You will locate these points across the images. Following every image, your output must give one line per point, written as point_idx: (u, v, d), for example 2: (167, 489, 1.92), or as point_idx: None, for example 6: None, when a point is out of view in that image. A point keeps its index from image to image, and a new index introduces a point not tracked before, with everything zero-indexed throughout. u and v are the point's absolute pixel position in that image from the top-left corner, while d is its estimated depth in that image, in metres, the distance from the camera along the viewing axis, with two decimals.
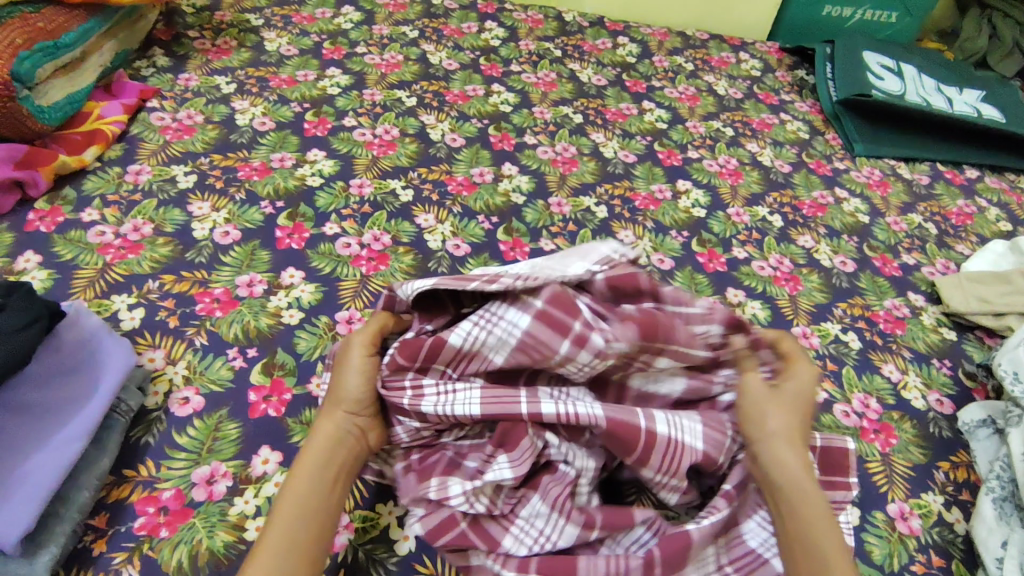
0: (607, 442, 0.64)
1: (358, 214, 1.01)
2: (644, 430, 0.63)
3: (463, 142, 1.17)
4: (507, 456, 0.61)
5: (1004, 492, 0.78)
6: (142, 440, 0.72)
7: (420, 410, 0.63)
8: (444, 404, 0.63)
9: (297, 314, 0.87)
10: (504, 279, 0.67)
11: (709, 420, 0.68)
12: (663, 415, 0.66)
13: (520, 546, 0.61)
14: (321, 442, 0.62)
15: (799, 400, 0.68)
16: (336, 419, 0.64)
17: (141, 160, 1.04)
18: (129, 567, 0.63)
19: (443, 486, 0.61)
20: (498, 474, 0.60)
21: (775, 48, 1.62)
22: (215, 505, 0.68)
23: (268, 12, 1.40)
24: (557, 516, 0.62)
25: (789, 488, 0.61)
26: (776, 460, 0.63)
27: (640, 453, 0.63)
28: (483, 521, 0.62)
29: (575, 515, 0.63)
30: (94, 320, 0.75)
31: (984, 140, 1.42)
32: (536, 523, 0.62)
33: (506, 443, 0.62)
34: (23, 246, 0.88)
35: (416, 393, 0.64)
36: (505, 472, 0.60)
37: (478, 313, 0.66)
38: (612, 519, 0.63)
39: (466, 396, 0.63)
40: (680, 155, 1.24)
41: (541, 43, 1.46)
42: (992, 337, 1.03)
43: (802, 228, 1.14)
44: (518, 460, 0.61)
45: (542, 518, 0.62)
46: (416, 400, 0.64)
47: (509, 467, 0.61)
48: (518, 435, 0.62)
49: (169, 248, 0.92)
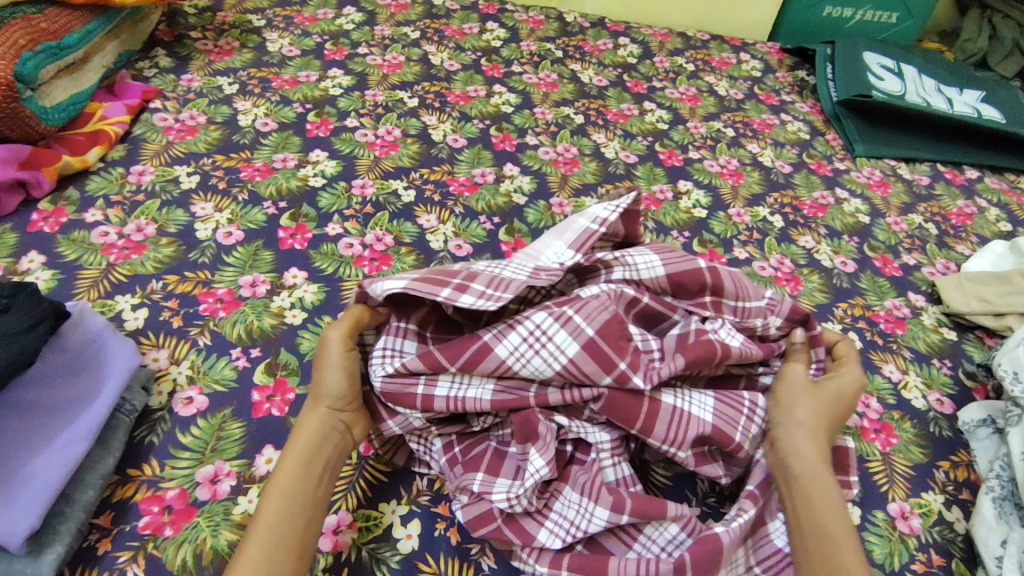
0: (613, 416, 0.68)
1: (361, 214, 1.01)
2: (647, 401, 0.69)
3: (465, 143, 1.18)
4: (534, 446, 0.66)
5: (1003, 492, 0.78)
6: (146, 440, 0.73)
7: (432, 399, 0.67)
8: (457, 389, 0.68)
9: (300, 314, 0.87)
10: (472, 292, 0.69)
11: (723, 398, 0.72)
12: (671, 390, 0.71)
13: (554, 540, 0.65)
14: (307, 438, 0.64)
15: (836, 401, 0.73)
16: (320, 416, 0.66)
17: (145, 160, 1.04)
18: (133, 566, 0.64)
19: (487, 482, 0.66)
20: (534, 468, 0.64)
21: (776, 49, 1.63)
22: (219, 504, 0.69)
23: (271, 13, 1.40)
24: (587, 502, 0.66)
25: (805, 475, 0.65)
26: (795, 450, 0.67)
27: (644, 422, 0.68)
28: (520, 519, 0.66)
29: (604, 500, 0.66)
30: (98, 321, 0.75)
31: (984, 141, 1.42)
32: (567, 514, 0.66)
33: (527, 435, 0.67)
34: (28, 246, 0.89)
35: (430, 380, 0.68)
36: (540, 466, 0.64)
37: (529, 330, 0.68)
38: (642, 506, 0.66)
39: (480, 386, 0.68)
40: (681, 155, 1.25)
41: (542, 44, 1.47)
42: (992, 337, 1.04)
43: (802, 228, 1.15)
44: (543, 448, 0.66)
45: (574, 507, 0.66)
46: (429, 388, 0.68)
47: (540, 457, 0.65)
48: (534, 424, 0.67)
49: (172, 248, 0.92)
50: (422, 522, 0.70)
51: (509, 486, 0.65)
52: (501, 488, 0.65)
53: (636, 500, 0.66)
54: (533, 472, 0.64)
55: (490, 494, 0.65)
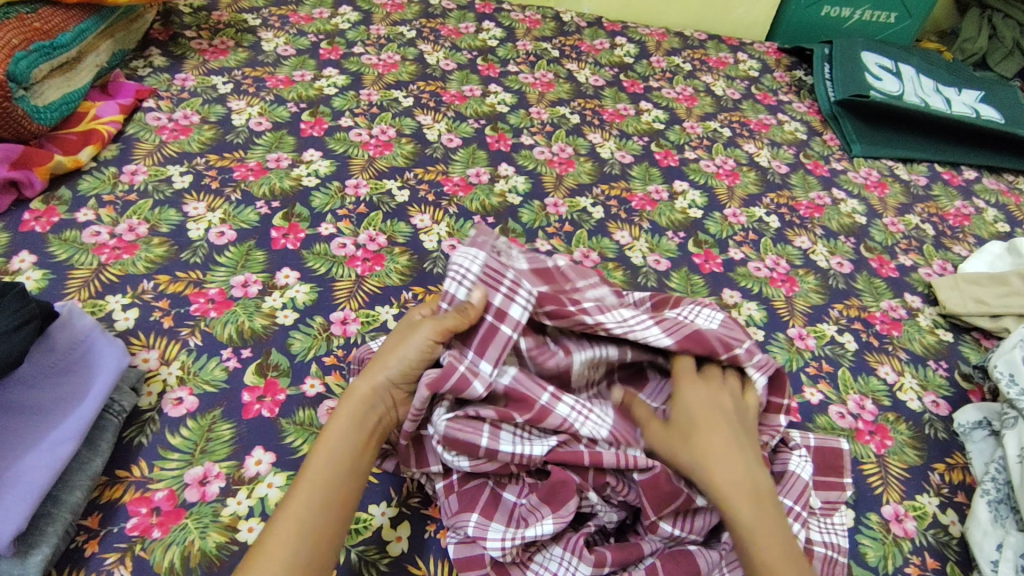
0: (646, 497, 0.65)
1: (354, 214, 1.01)
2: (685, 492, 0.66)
3: (460, 143, 1.17)
4: (552, 514, 0.64)
5: (999, 495, 0.78)
6: (136, 440, 0.72)
7: (496, 452, 0.65)
8: (522, 445, 0.65)
9: (291, 314, 0.87)
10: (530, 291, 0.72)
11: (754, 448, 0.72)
12: None
13: None
14: (355, 406, 0.65)
15: (705, 416, 0.66)
16: (376, 385, 0.67)
17: (138, 160, 1.04)
18: (121, 567, 0.63)
19: (484, 526, 0.64)
20: (540, 528, 0.63)
21: (774, 49, 1.62)
22: (207, 506, 0.68)
23: (266, 12, 1.40)
24: (571, 557, 0.64)
25: (753, 532, 0.59)
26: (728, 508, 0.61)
27: (682, 501, 0.65)
28: (508, 569, 0.64)
29: (587, 555, 0.64)
30: (88, 321, 0.75)
31: (983, 141, 1.41)
32: (549, 565, 0.64)
33: (551, 501, 0.65)
34: (19, 246, 0.89)
35: (493, 433, 0.66)
36: (546, 528, 0.63)
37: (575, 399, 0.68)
38: (620, 555, 0.64)
39: (543, 442, 0.66)
40: (677, 155, 1.24)
41: (538, 43, 1.46)
42: (988, 339, 1.03)
43: (799, 229, 1.14)
44: (562, 515, 0.64)
45: (557, 560, 0.64)
46: (494, 441, 0.65)
47: (552, 523, 0.63)
48: (565, 496, 0.65)
49: (164, 248, 0.92)
50: (412, 524, 0.70)
51: (505, 531, 0.63)
52: (495, 533, 0.63)
53: (615, 552, 0.65)
54: (537, 531, 0.63)
55: (484, 541, 0.63)
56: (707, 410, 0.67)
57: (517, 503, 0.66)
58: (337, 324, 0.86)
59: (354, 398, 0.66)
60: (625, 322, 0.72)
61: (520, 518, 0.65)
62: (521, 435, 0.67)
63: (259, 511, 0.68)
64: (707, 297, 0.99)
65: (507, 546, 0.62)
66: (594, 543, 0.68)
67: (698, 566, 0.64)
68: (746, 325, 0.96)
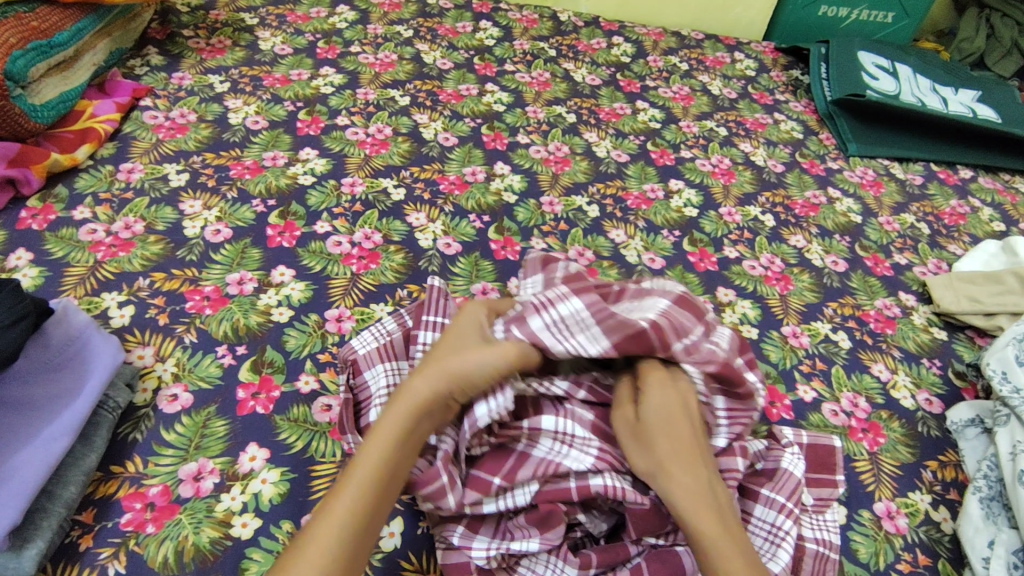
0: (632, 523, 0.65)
1: (349, 213, 1.01)
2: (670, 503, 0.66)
3: (456, 142, 1.18)
4: (538, 534, 0.64)
5: (991, 492, 0.78)
6: (130, 436, 0.73)
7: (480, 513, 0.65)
8: (504, 501, 0.65)
9: (287, 311, 0.87)
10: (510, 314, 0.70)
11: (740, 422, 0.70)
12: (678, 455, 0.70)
13: None
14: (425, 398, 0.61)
15: (670, 417, 0.64)
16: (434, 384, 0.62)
17: (134, 159, 1.04)
18: (115, 562, 0.64)
19: (470, 535, 0.65)
20: (524, 545, 0.63)
21: (770, 49, 1.62)
22: (202, 502, 0.68)
23: (263, 12, 1.40)
24: (556, 561, 0.65)
25: (711, 542, 0.57)
26: (691, 512, 0.58)
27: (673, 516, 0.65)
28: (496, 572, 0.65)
29: (573, 558, 0.65)
30: (83, 318, 0.76)
31: (980, 141, 1.41)
32: (537, 569, 0.65)
33: (541, 522, 0.64)
34: (15, 244, 0.89)
35: (475, 503, 0.65)
36: (531, 545, 0.63)
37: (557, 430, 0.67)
38: (606, 557, 0.65)
39: (524, 489, 0.65)
40: (672, 154, 1.25)
41: (535, 43, 1.46)
42: (982, 337, 1.03)
43: (793, 228, 1.14)
44: (547, 536, 0.64)
45: (544, 564, 0.65)
46: (476, 507, 0.65)
47: (537, 540, 0.64)
48: (555, 521, 0.64)
49: (160, 246, 0.92)
50: (404, 519, 0.70)
51: (491, 541, 0.65)
52: (481, 542, 0.65)
53: (601, 554, 0.65)
54: (522, 547, 0.63)
55: (470, 549, 0.64)
56: (675, 413, 0.64)
57: (504, 513, 0.67)
58: (332, 322, 0.87)
59: (411, 397, 0.61)
60: (563, 324, 0.68)
61: (506, 530, 0.66)
62: (504, 495, 0.65)
63: (253, 507, 0.69)
64: (701, 295, 0.99)
65: (491, 555, 0.63)
66: (582, 545, 0.69)
67: (684, 565, 0.65)
68: (740, 324, 0.96)
